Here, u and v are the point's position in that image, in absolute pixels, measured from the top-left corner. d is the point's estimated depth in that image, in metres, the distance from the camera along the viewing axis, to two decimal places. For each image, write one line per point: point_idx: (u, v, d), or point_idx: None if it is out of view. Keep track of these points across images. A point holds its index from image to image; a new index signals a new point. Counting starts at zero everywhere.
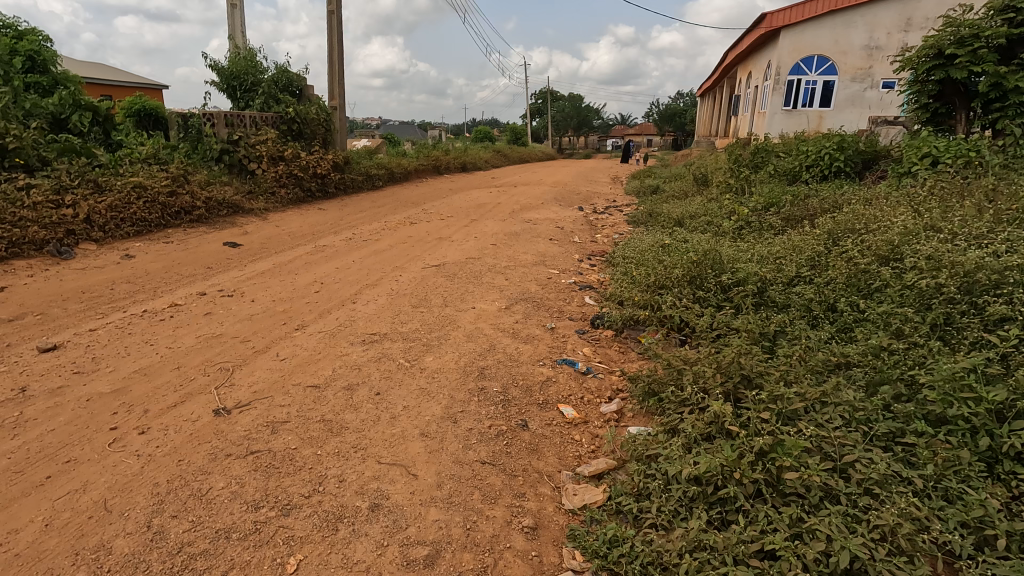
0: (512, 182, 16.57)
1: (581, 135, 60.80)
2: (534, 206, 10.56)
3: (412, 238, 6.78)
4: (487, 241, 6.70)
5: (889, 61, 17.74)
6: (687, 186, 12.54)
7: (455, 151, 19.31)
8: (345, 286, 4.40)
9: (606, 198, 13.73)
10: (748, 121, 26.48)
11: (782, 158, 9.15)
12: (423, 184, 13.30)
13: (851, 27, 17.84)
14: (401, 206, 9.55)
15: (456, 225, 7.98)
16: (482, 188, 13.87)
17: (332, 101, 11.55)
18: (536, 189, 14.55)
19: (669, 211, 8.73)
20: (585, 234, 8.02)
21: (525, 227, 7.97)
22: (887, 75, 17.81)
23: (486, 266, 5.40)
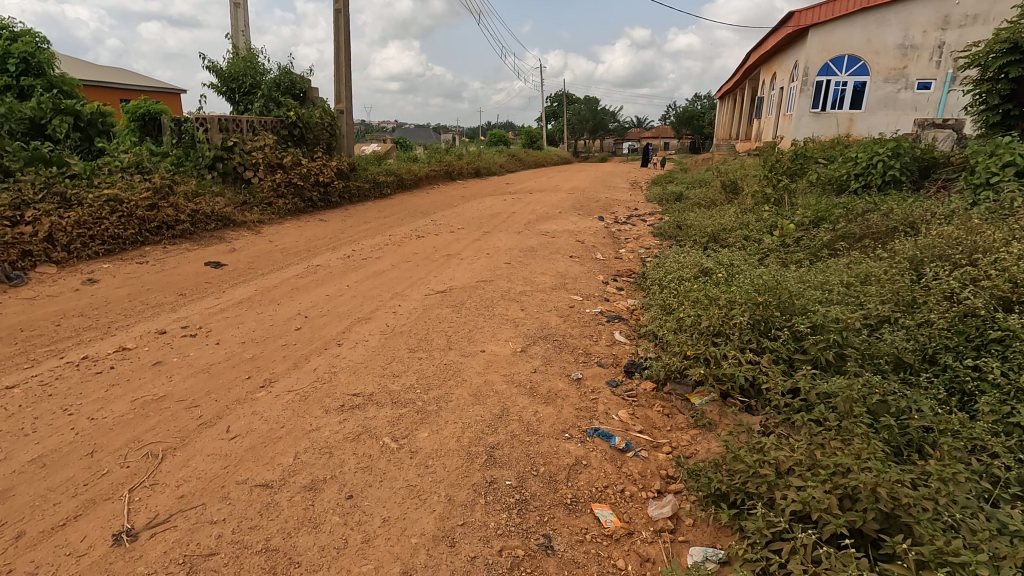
0: (528, 188, 15.89)
1: (597, 138, 59.94)
2: (552, 216, 9.86)
3: (418, 255, 6.13)
4: (500, 259, 6.03)
5: (926, 61, 16.79)
6: (715, 194, 11.75)
7: (469, 157, 18.71)
8: (333, 320, 3.76)
9: (627, 206, 12.98)
10: (773, 124, 25.49)
11: (825, 165, 8.34)
12: (434, 192, 12.67)
13: (885, 25, 16.92)
14: (409, 217, 8.93)
15: (467, 238, 7.33)
16: (496, 196, 13.19)
17: (339, 105, 10.98)
18: (553, 196, 13.84)
19: (699, 224, 7.98)
20: (609, 249, 7.30)
21: (542, 241, 7.27)
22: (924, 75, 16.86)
23: (498, 292, 4.72)
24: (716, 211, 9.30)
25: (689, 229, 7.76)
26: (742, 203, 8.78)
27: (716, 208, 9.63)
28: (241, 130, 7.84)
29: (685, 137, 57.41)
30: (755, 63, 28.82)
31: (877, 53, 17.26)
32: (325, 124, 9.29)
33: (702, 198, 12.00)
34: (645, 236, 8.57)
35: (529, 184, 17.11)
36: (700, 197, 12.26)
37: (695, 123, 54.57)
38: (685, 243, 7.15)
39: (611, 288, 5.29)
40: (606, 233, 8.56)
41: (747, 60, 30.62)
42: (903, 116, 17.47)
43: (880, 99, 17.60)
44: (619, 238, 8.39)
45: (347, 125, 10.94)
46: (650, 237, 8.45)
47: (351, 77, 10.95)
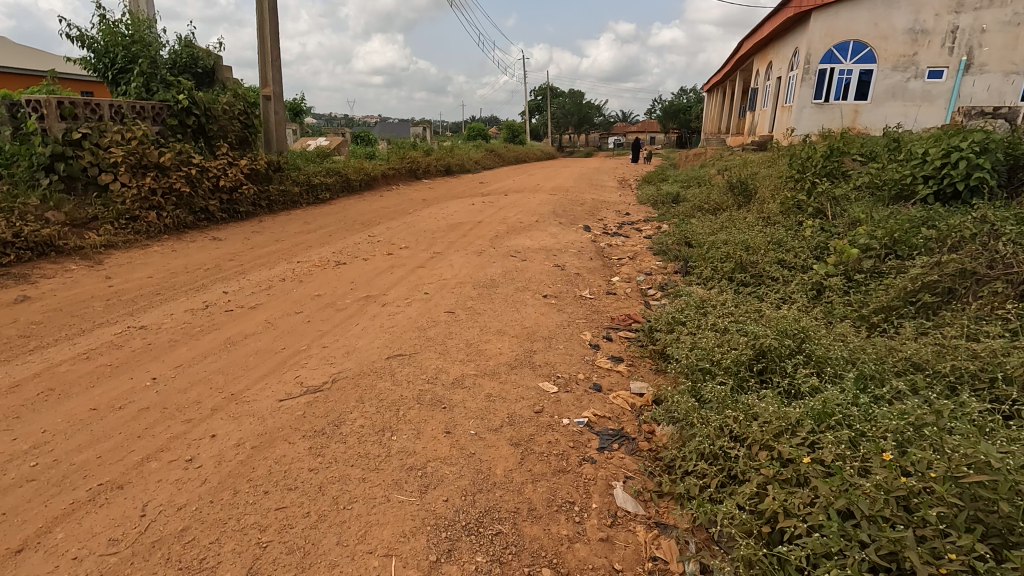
0: (503, 189, 13.95)
1: (582, 132, 58.09)
2: (527, 228, 7.94)
3: (322, 299, 4.19)
4: (440, 306, 4.12)
5: (937, 47, 15.28)
6: (722, 198, 9.91)
7: (439, 153, 16.71)
8: (34, 500, 1.85)
9: (617, 211, 11.13)
10: (769, 116, 23.79)
11: (870, 164, 6.54)
12: (390, 195, 10.69)
13: (894, 7, 15.33)
14: (341, 231, 6.97)
15: (405, 265, 5.41)
16: (463, 199, 11.23)
17: (265, 90, 8.94)
18: (532, 199, 11.94)
19: (716, 245, 6.12)
20: (597, 279, 5.42)
21: (507, 270, 5.37)
22: (934, 63, 15.37)
23: (417, 383, 2.81)
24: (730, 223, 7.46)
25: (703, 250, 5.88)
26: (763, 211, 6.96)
27: (729, 218, 7.80)
28: (99, 117, 5.78)
29: (672, 131, 55.76)
30: (748, 51, 27.13)
31: (885, 39, 15.67)
32: (233, 112, 7.31)
33: (706, 203, 10.17)
34: (645, 256, 6.70)
35: (506, 184, 15.15)
36: (703, 200, 10.45)
37: (683, 116, 52.95)
38: (700, 275, 5.28)
39: (600, 362, 3.39)
40: (595, 253, 6.68)
41: (738, 49, 28.97)
42: (911, 109, 15.96)
43: (887, 89, 16.04)
44: (611, 259, 6.51)
45: (275, 114, 8.91)
46: (654, 258, 6.55)
47: (279, 55, 8.92)
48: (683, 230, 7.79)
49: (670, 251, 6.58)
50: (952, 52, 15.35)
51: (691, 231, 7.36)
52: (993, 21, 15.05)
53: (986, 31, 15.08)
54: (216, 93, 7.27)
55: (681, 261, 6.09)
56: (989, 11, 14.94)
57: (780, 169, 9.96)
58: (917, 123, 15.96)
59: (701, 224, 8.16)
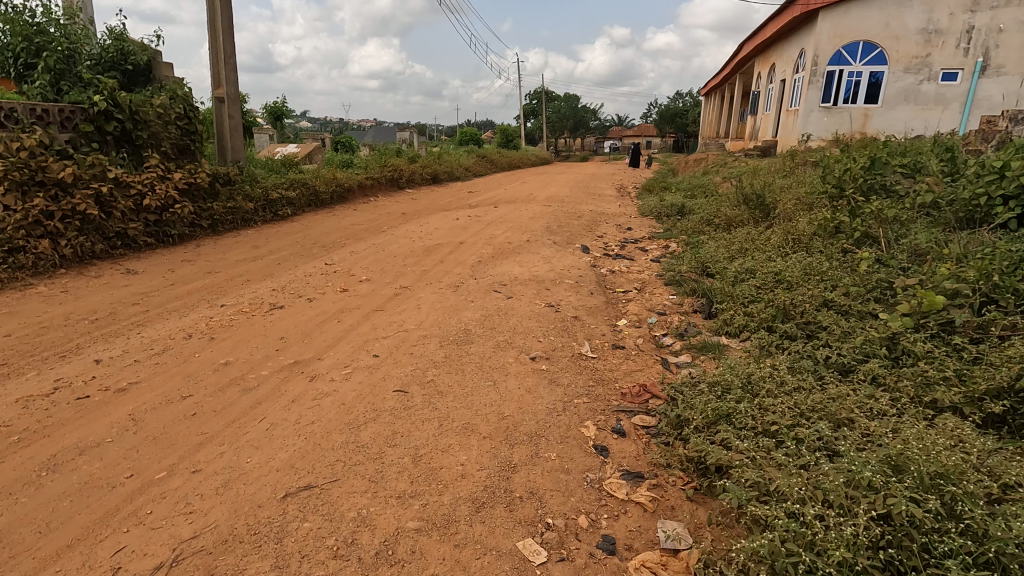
0: (492, 199, 12.88)
1: (578, 136, 57.22)
2: (517, 250, 6.87)
3: (230, 370, 3.11)
4: (389, 380, 3.04)
5: (951, 48, 14.68)
6: (736, 213, 8.89)
7: (426, 160, 15.66)
8: None
9: (618, 226, 10.09)
10: (772, 121, 22.91)
11: (922, 180, 5.52)
12: (365, 209, 9.59)
13: (906, 7, 14.71)
14: (295, 257, 5.88)
15: (359, 308, 4.33)
16: (447, 212, 10.15)
17: (218, 91, 7.90)
18: (524, 212, 10.89)
19: (744, 279, 5.06)
20: (599, 325, 4.35)
21: (487, 315, 4.31)
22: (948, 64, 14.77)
23: (314, 562, 1.73)
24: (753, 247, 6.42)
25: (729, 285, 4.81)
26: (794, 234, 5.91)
27: (751, 240, 6.75)
28: None
29: (668, 135, 54.95)
30: (749, 54, 26.33)
31: (895, 40, 15.07)
32: (168, 116, 6.22)
33: (717, 218, 9.17)
34: (655, 288, 5.63)
35: (496, 193, 14.09)
36: (714, 214, 9.42)
37: (680, 121, 52.20)
38: (731, 323, 4.22)
39: (612, 485, 2.30)
40: (595, 284, 5.60)
41: (738, 52, 28.19)
42: (923, 113, 15.48)
43: (898, 93, 15.52)
44: (615, 293, 5.44)
45: (229, 119, 7.85)
46: (666, 291, 5.47)
47: (234, 52, 7.87)
48: (697, 253, 6.73)
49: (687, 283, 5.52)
50: (967, 54, 14.76)
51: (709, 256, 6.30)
52: (1011, 19, 14.41)
53: (1003, 31, 14.48)
54: (148, 95, 6.21)
55: (700, 298, 5.02)
56: (1007, 10, 14.34)
57: (799, 181, 8.97)
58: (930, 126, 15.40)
59: (717, 245, 7.10)
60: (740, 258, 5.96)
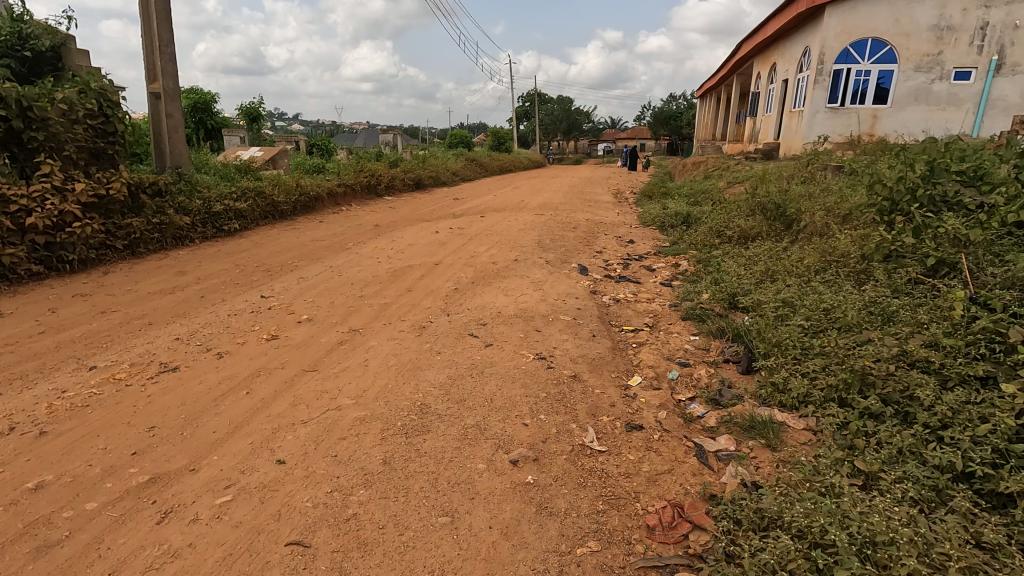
0: (480, 207, 11.80)
1: (571, 139, 56.41)
2: (503, 274, 5.79)
3: (37, 501, 2.00)
4: (286, 518, 1.95)
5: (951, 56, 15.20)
6: (753, 225, 7.86)
7: (409, 164, 14.63)
8: None
9: (617, 238, 9.07)
10: (774, 123, 22.06)
11: (1000, 190, 4.50)
12: (333, 221, 8.48)
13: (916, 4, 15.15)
14: (226, 287, 4.77)
15: (283, 368, 3.23)
16: (426, 223, 9.08)
17: (153, 85, 6.78)
18: (513, 222, 9.87)
19: (789, 320, 3.95)
20: (607, 389, 3.27)
21: (456, 376, 3.22)
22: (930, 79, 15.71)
23: None
24: (786, 273, 5.37)
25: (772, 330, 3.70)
26: (846, 261, 4.87)
27: (781, 262, 5.71)
28: None
29: (663, 138, 54.27)
30: (747, 54, 25.65)
31: (907, 37, 15.44)
32: (75, 113, 5.10)
33: (731, 230, 8.14)
34: (671, 326, 4.56)
35: (484, 201, 13.01)
36: (726, 225, 8.39)
37: (674, 123, 51.55)
38: (786, 392, 3.08)
39: None
40: (597, 320, 4.53)
41: (737, 51, 27.37)
42: (935, 113, 15.81)
43: (909, 92, 15.90)
44: (623, 334, 4.35)
45: (167, 118, 6.76)
46: (685, 332, 4.40)
47: (172, 39, 6.78)
48: (717, 278, 5.68)
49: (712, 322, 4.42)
50: (982, 51, 15.22)
51: (734, 283, 5.22)
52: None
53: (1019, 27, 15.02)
54: (49, 86, 5.10)
55: (732, 346, 3.92)
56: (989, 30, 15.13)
57: (822, 188, 7.98)
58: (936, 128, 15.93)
59: (739, 268, 6.05)
60: (774, 287, 4.88)
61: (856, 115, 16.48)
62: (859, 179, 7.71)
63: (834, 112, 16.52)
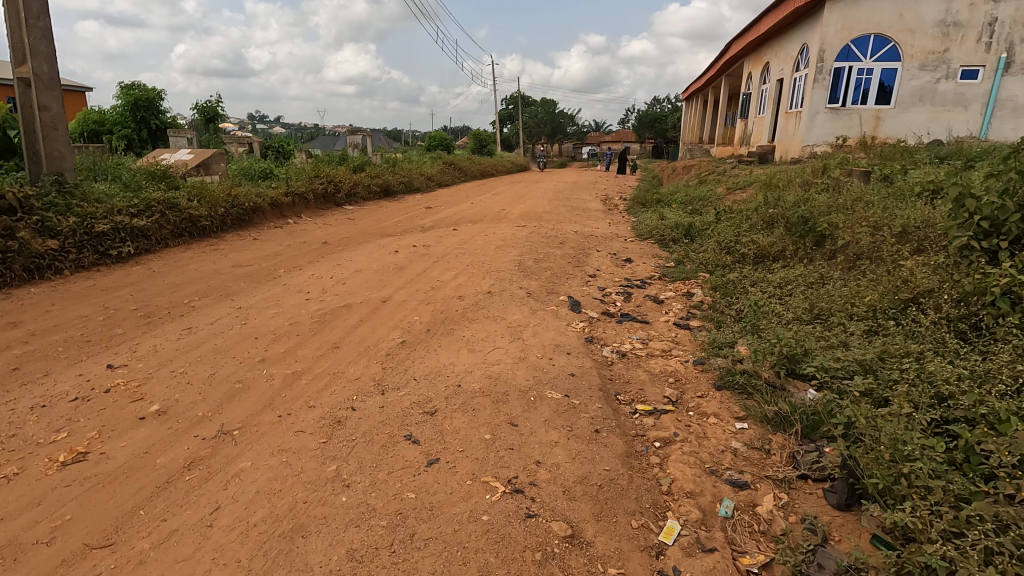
0: (453, 217, 10.42)
1: (555, 142, 55.34)
2: (470, 315, 4.42)
3: None
4: None
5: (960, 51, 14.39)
6: (776, 244, 6.61)
7: (377, 169, 13.24)
8: None
9: (610, 256, 7.78)
10: (768, 126, 21.05)
11: None
12: (272, 239, 7.06)
13: None
14: (65, 349, 3.33)
15: (51, 543, 1.82)
16: (387, 240, 7.69)
17: (20, 69, 5.27)
18: (490, 236, 8.53)
19: (897, 415, 2.60)
20: (627, 567, 1.91)
21: (361, 551, 1.84)
22: (937, 78, 14.78)
23: None
24: (845, 318, 4.07)
25: (882, 441, 2.33)
26: (936, 303, 3.64)
27: (832, 299, 4.43)
28: None
29: (648, 141, 53.45)
30: (738, 54, 24.70)
31: (911, 33, 14.64)
32: None
33: (748, 248, 6.87)
34: (705, 403, 3.20)
35: (460, 210, 11.64)
36: (742, 241, 7.16)
37: (659, 126, 50.77)
38: None
39: None
40: (599, 395, 3.16)
41: (726, 50, 26.39)
42: (940, 114, 15.00)
43: (914, 92, 15.02)
44: (636, 420, 2.99)
45: (39, 111, 5.30)
46: (727, 416, 3.03)
47: (45, 10, 5.27)
48: (751, 320, 4.35)
49: (766, 404, 3.06)
50: (989, 48, 14.46)
51: (780, 332, 3.88)
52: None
53: None
54: None
55: (809, 455, 2.55)
56: (999, 26, 14.26)
57: (854, 197, 6.75)
58: (940, 130, 15.07)
59: (776, 305, 4.74)
60: (841, 345, 3.57)
61: (859, 117, 15.51)
62: (900, 189, 6.49)
63: (835, 113, 15.57)
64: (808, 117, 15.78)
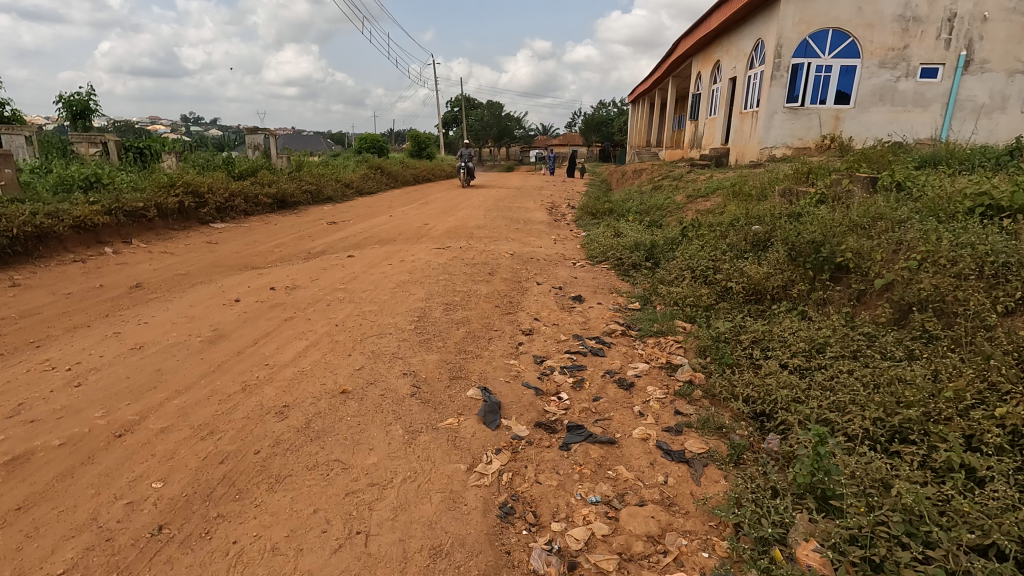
0: (359, 236, 8.26)
1: (502, 145, 53.78)
2: (278, 464, 2.29)
3: None
4: None
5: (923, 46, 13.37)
6: (782, 276, 4.83)
7: (275, 176, 10.89)
8: None
9: (552, 292, 5.86)
10: (720, 128, 19.86)
11: None
12: (46, 286, 4.68)
13: None
14: None
15: None
16: (241, 277, 5.45)
17: None
18: (395, 264, 6.44)
19: None
20: None
21: None
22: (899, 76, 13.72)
23: None
24: (976, 456, 2.28)
25: None
26: None
27: (928, 405, 2.64)
28: None
29: (594, 144, 52.59)
30: (686, 53, 23.52)
31: (870, 28, 13.49)
32: None
33: (742, 283, 5.07)
34: None
35: (372, 225, 9.44)
36: (731, 273, 5.34)
37: (605, 130, 49.99)
38: None
39: None
40: None
41: (674, 48, 25.14)
42: (901, 114, 13.97)
43: (874, 91, 13.92)
44: None
45: None
46: None
47: None
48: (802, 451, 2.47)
49: None
50: (949, 45, 13.52)
51: (882, 505, 2.01)
52: (995, 8, 13.38)
53: (988, 20, 13.38)
54: None
55: None
56: (959, 21, 13.32)
57: (872, 213, 5.04)
58: (901, 131, 14.04)
59: (826, 408, 2.92)
60: None
61: (818, 117, 14.25)
62: (933, 201, 4.86)
63: (794, 113, 14.25)
64: (766, 117, 14.35)
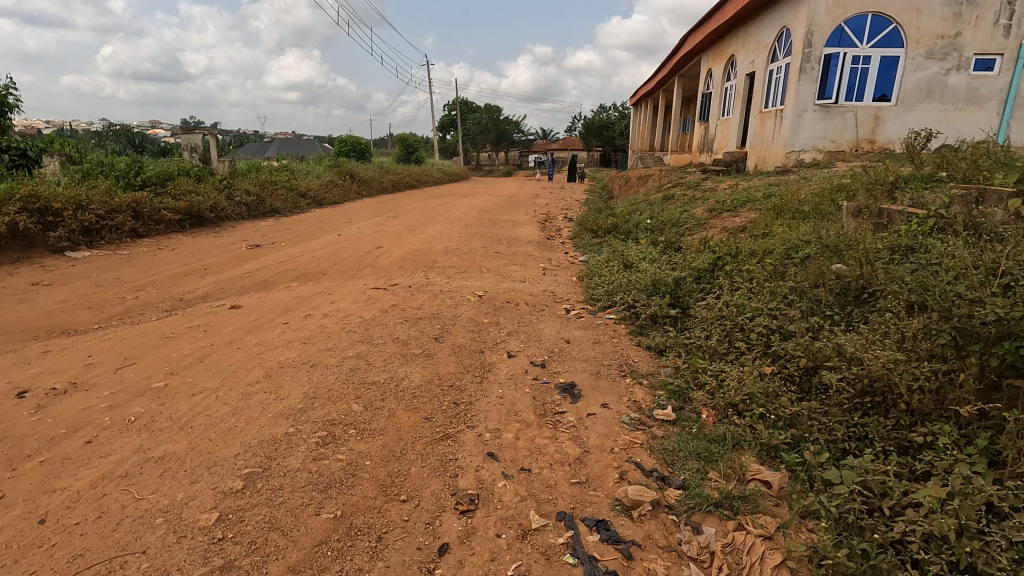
0: (278, 268, 6.13)
1: (500, 150, 51.93)
2: None
3: None
4: None
5: (981, 31, 11.01)
6: (921, 366, 2.88)
7: (197, 184, 8.80)
8: None
9: (529, 374, 3.72)
10: (736, 131, 17.77)
11: None
12: None
13: None
14: None
15: None
16: (12, 356, 3.33)
17: None
18: (298, 320, 4.31)
19: None
20: None
21: None
22: (949, 69, 11.31)
23: None
24: None
25: None
26: None
27: None
28: None
29: (596, 150, 50.57)
30: (697, 49, 21.36)
31: (916, 12, 11.11)
32: None
33: (850, 374, 3.13)
34: None
35: (309, 249, 7.33)
36: (831, 350, 3.43)
37: (607, 135, 47.96)
38: None
39: None
40: None
41: (681, 44, 23.06)
42: (949, 113, 11.54)
43: (919, 86, 11.48)
44: None
45: None
46: None
47: None
48: None
49: None
50: (1009, 32, 11.12)
51: None
52: None
53: None
54: None
55: None
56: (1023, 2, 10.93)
57: None
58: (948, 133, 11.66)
59: None
60: None
61: (853, 116, 11.79)
62: None
63: (825, 111, 11.86)
64: (792, 116, 11.97)
